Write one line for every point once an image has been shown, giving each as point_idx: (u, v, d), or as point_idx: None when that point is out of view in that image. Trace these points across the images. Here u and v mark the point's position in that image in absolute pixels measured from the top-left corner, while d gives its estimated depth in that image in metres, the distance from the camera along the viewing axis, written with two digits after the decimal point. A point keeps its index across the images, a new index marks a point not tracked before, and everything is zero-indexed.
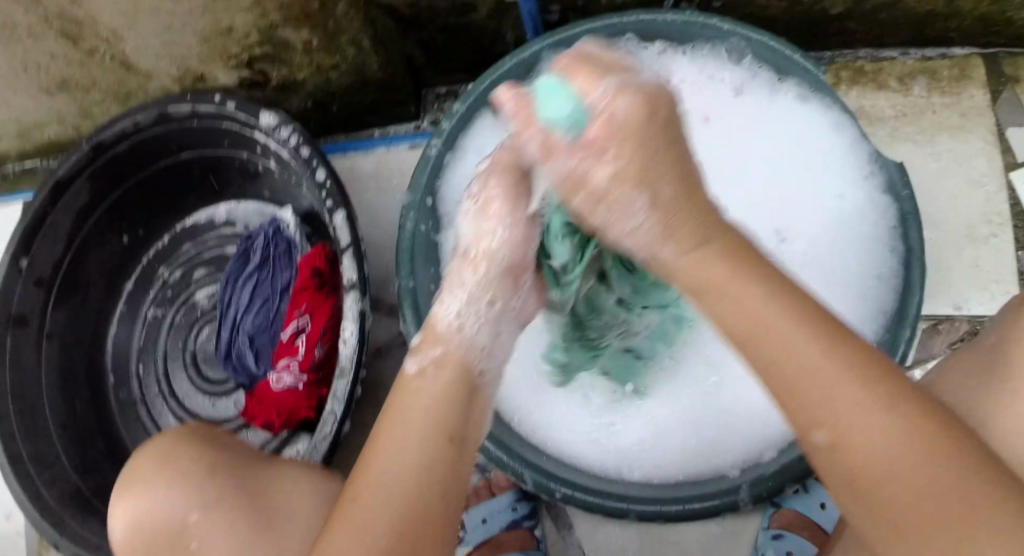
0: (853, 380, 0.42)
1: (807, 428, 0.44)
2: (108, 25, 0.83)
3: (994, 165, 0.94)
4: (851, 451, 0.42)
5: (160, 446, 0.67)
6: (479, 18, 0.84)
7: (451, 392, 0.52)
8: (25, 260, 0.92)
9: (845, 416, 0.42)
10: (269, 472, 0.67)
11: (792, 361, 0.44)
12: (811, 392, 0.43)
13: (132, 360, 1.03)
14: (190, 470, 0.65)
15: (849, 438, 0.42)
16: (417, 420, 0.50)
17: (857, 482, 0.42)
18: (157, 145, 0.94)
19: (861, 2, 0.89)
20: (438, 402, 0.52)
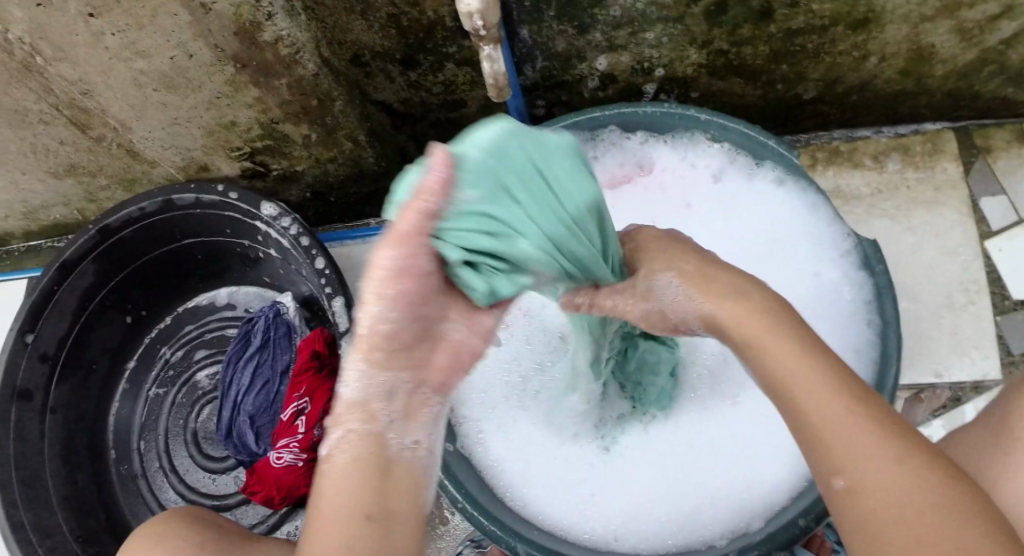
0: (869, 421, 0.45)
1: (831, 471, 0.44)
2: (116, 116, 0.87)
3: (968, 234, 0.97)
4: (873, 501, 0.42)
5: (157, 525, 0.67)
6: (471, 112, 0.90)
7: (365, 475, 0.50)
8: (31, 335, 0.94)
9: (860, 462, 0.43)
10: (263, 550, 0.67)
11: (806, 394, 0.47)
12: (818, 415, 0.46)
13: (134, 436, 1.05)
14: (180, 548, 0.65)
15: (871, 487, 0.42)
16: (339, 500, 0.48)
17: (871, 523, 0.42)
18: (161, 230, 0.98)
19: (833, 86, 0.94)
20: (360, 480, 0.49)
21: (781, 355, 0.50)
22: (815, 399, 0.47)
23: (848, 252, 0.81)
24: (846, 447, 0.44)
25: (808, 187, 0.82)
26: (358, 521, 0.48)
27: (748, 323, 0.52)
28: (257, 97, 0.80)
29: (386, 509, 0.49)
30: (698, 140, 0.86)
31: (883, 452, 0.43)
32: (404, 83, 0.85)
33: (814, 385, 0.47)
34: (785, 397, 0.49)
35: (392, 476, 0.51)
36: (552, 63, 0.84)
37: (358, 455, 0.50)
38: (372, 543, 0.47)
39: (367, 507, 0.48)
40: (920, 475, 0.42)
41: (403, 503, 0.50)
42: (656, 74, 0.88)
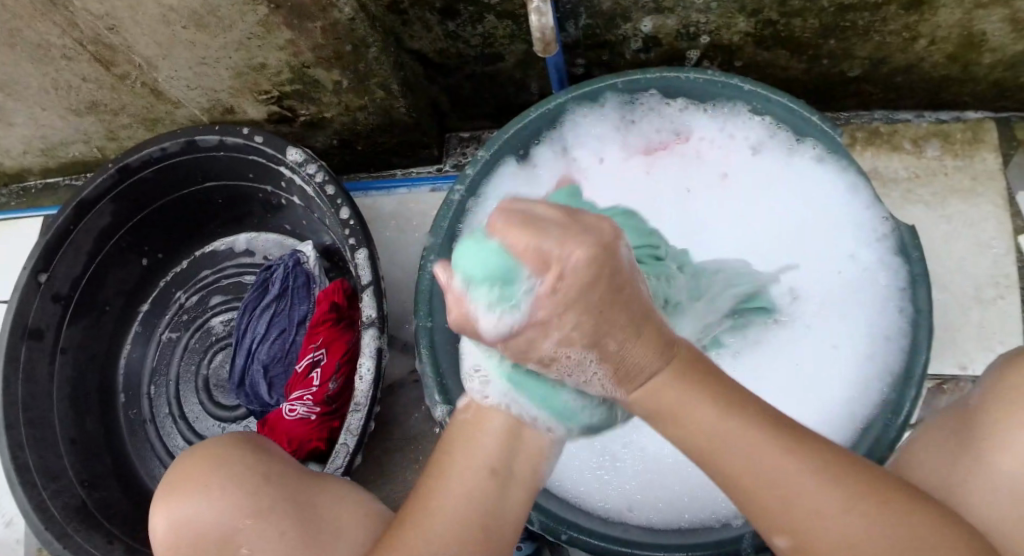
0: (801, 467, 0.46)
1: (771, 530, 0.47)
2: (142, 54, 0.85)
3: (1002, 227, 0.95)
4: (812, 542, 0.45)
5: (209, 449, 0.64)
6: (506, 67, 0.88)
7: (506, 438, 0.53)
8: (44, 275, 0.93)
9: (801, 520, 0.45)
10: (318, 490, 0.64)
11: (747, 471, 0.46)
12: (735, 473, 0.46)
13: (145, 381, 1.04)
14: (242, 476, 0.62)
15: (810, 535, 0.45)
16: (458, 458, 0.52)
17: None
18: (182, 172, 0.96)
19: (878, 66, 0.92)
20: (496, 452, 0.53)
21: (711, 431, 0.47)
22: (735, 459, 0.46)
23: (884, 236, 0.79)
24: (765, 482, 0.46)
25: (849, 166, 0.80)
26: (487, 478, 0.51)
27: (664, 394, 0.49)
28: (289, 40, 0.78)
29: (511, 472, 0.53)
30: (739, 111, 0.84)
31: (801, 480, 0.45)
32: (441, 33, 0.82)
33: (715, 430, 0.47)
34: (716, 469, 0.47)
35: (523, 440, 0.54)
36: (595, 21, 0.81)
37: (499, 423, 0.54)
38: (498, 501, 0.51)
39: (495, 463, 0.52)
40: (845, 497, 0.45)
41: (523, 464, 0.54)
42: (702, 40, 0.85)
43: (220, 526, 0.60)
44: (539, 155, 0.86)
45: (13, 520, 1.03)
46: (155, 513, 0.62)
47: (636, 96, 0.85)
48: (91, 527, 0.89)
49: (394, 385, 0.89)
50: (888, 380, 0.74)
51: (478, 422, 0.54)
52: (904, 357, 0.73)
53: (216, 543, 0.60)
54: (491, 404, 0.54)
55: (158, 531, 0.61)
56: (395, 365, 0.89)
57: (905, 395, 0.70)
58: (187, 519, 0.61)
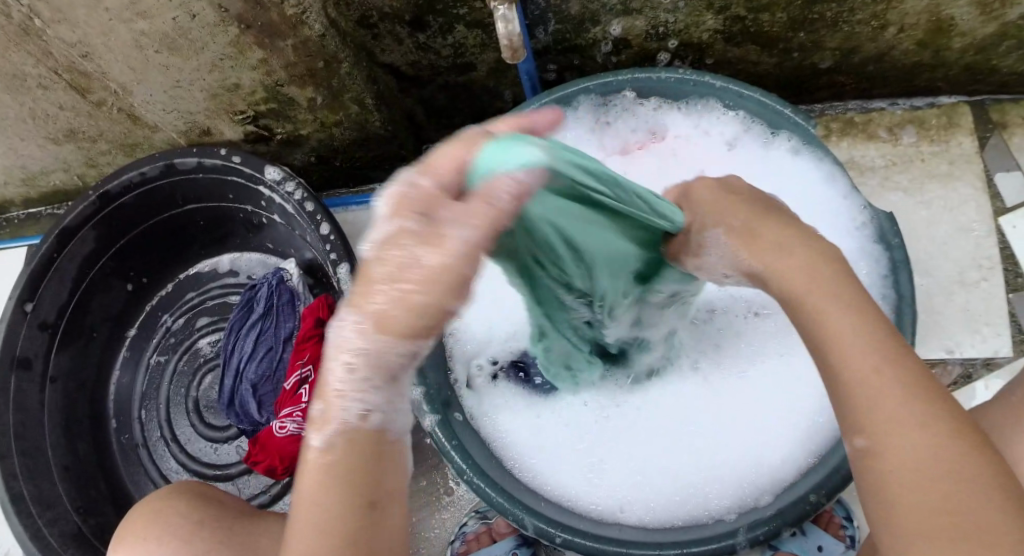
0: (907, 398, 0.46)
1: (851, 432, 0.47)
2: (117, 80, 0.85)
3: (982, 210, 0.96)
4: (885, 459, 0.45)
5: (150, 503, 0.70)
6: (480, 75, 0.88)
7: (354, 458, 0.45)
8: (29, 304, 0.93)
9: (894, 430, 0.45)
10: (258, 529, 0.69)
11: (858, 382, 0.47)
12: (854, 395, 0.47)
13: (135, 406, 1.04)
14: (178, 526, 0.67)
15: (890, 451, 0.45)
16: (322, 497, 0.45)
17: (891, 486, 0.44)
18: (163, 196, 0.96)
19: (850, 56, 0.92)
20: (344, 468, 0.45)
21: (845, 319, 0.50)
22: (849, 349, 0.48)
23: (862, 224, 0.80)
24: (873, 401, 0.46)
25: (824, 157, 0.81)
26: (350, 516, 0.45)
27: (797, 277, 0.52)
28: (262, 59, 0.79)
29: (383, 492, 0.46)
30: (713, 107, 0.84)
31: (917, 422, 0.45)
32: (413, 45, 0.83)
33: (853, 343, 0.48)
34: (822, 361, 0.50)
35: (386, 459, 0.47)
36: (564, 26, 0.82)
37: (343, 447, 0.45)
38: (370, 534, 0.46)
39: (374, 492, 0.46)
40: (943, 445, 0.44)
41: (394, 486, 0.47)
42: (671, 40, 0.85)
43: None
44: None
45: (11, 551, 1.03)
46: None
47: (612, 97, 0.85)
48: None
49: None
50: None
51: (341, 444, 0.45)
52: None
53: None
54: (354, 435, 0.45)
55: None
56: None
57: None
58: None
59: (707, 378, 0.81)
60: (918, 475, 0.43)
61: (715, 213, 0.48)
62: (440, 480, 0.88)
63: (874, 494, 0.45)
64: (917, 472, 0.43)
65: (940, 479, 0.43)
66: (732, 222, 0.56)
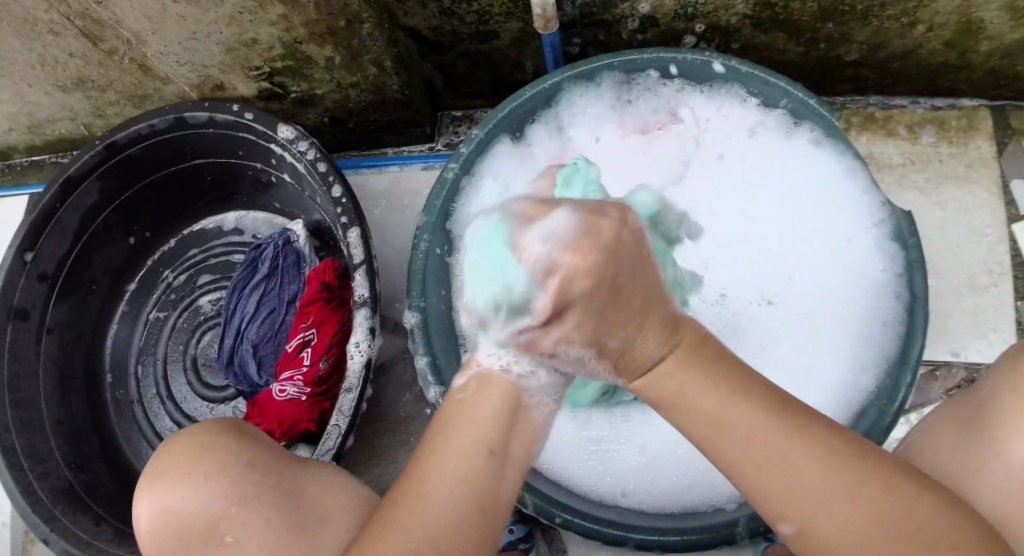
0: (795, 439, 0.46)
1: (772, 520, 0.46)
2: (131, 28, 0.83)
3: (996, 215, 0.95)
4: (813, 540, 0.45)
5: (200, 436, 0.61)
6: (501, 46, 0.87)
7: (500, 414, 0.51)
8: (30, 254, 0.92)
9: (806, 507, 0.44)
10: (312, 480, 0.62)
11: (753, 455, 0.46)
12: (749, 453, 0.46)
13: (131, 361, 1.02)
14: (232, 462, 0.59)
15: (810, 530, 0.45)
16: (468, 432, 0.50)
17: (815, 539, 0.45)
18: (170, 149, 0.95)
19: (875, 51, 0.91)
20: (498, 420, 0.51)
21: (706, 416, 0.47)
22: (735, 439, 0.46)
23: (882, 221, 0.78)
24: (790, 488, 0.45)
25: (847, 150, 0.79)
26: (481, 455, 0.49)
27: (670, 386, 0.49)
28: (282, 15, 0.77)
29: (508, 451, 0.51)
30: (736, 92, 0.83)
31: (807, 459, 0.45)
32: (436, 9, 0.81)
33: (742, 436, 0.46)
34: (703, 444, 0.48)
35: (518, 422, 0.52)
36: (592, 0, 0.80)
37: (497, 399, 0.52)
38: (499, 480, 0.50)
39: (492, 443, 0.50)
40: (851, 494, 0.44)
41: (525, 445, 0.52)
42: (699, 22, 0.84)
43: (208, 516, 0.58)
44: (534, 136, 0.84)
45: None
46: (141, 501, 0.59)
47: (636, 76, 0.83)
48: (78, 510, 0.87)
49: (384, 365, 0.88)
50: (882, 366, 0.73)
51: (478, 388, 0.53)
52: (897, 343, 0.72)
53: (203, 536, 0.58)
54: (490, 379, 0.53)
55: (143, 521, 0.59)
56: (386, 347, 0.88)
57: (899, 382, 0.70)
58: (174, 507, 0.58)
59: None
60: (842, 539, 0.44)
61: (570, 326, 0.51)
62: None
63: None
64: (850, 534, 0.44)
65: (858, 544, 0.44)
66: (578, 294, 0.47)
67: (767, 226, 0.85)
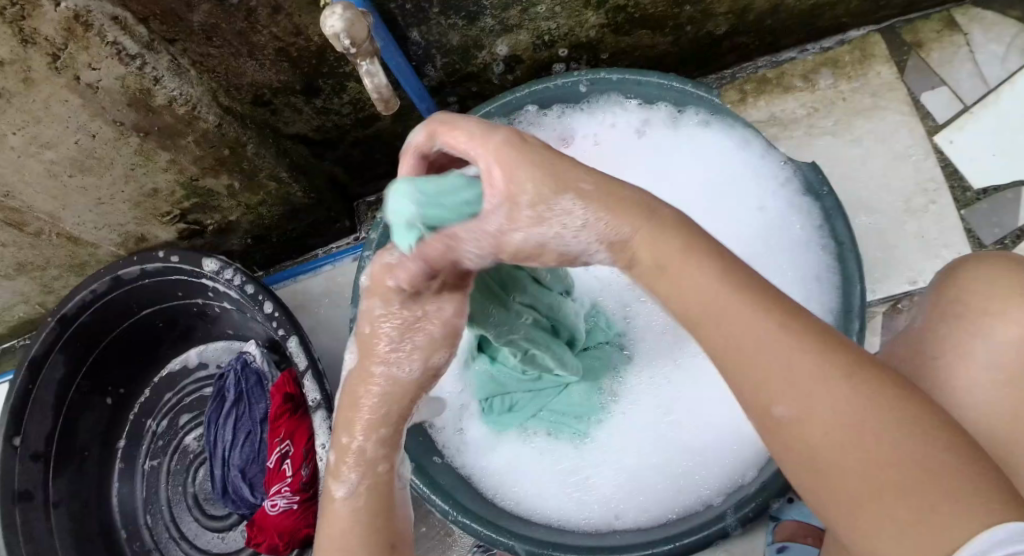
0: (843, 385, 0.38)
1: (761, 403, 0.40)
2: (43, 209, 0.87)
3: (915, 133, 0.96)
4: (802, 435, 0.39)
5: None
6: (385, 124, 0.89)
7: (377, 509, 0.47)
8: (17, 438, 0.95)
9: (820, 427, 0.38)
10: None
11: (809, 425, 0.39)
12: (795, 435, 0.39)
13: (140, 512, 1.05)
14: None
15: (805, 425, 0.39)
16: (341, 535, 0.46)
17: (796, 446, 0.39)
18: (118, 307, 0.98)
19: (744, 17, 0.92)
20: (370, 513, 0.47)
21: (740, 335, 0.40)
22: (728, 320, 0.41)
23: (787, 179, 0.80)
24: (794, 385, 0.39)
25: (735, 123, 0.81)
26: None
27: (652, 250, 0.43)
28: (170, 160, 0.81)
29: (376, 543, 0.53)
30: (615, 99, 0.84)
31: (820, 372, 0.39)
32: (312, 111, 0.85)
33: (763, 344, 0.40)
34: (678, 307, 0.43)
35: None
36: (451, 58, 0.82)
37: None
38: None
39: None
40: (856, 393, 0.38)
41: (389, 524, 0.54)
42: (560, 46, 0.86)
43: None
44: None
45: None
46: None
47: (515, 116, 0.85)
48: None
49: None
50: (828, 316, 0.75)
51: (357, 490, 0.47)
52: (839, 290, 0.74)
53: None
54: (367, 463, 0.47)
55: None
56: None
57: (849, 330, 0.71)
58: None
59: (675, 376, 0.81)
60: (837, 430, 0.38)
61: (563, 206, 0.42)
62: (437, 523, 0.89)
63: (807, 478, 0.39)
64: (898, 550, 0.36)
65: (850, 428, 0.38)
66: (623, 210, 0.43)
67: None
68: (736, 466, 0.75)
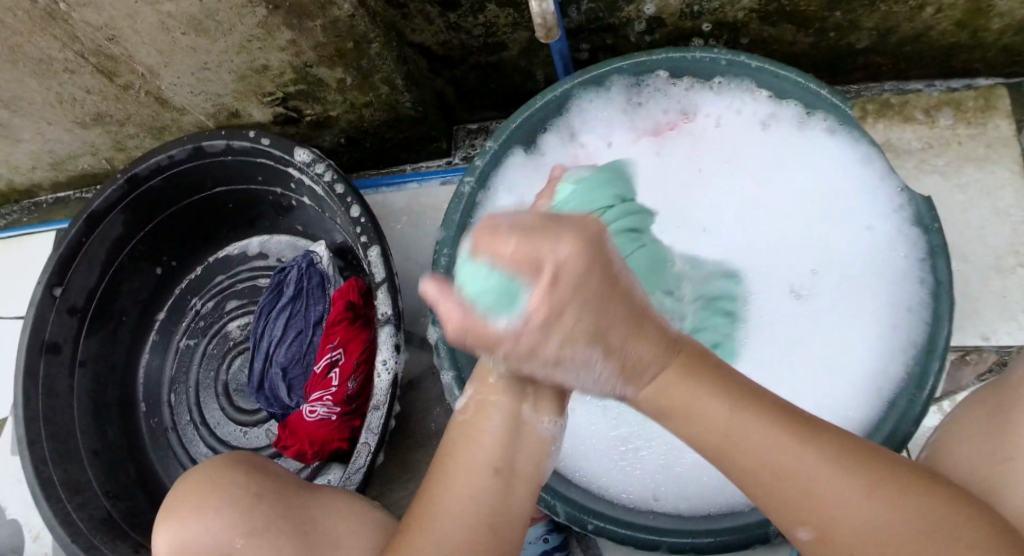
0: (868, 495, 0.45)
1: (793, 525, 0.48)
2: (144, 62, 0.85)
3: (1020, 194, 0.94)
4: (838, 539, 0.46)
5: (205, 472, 0.63)
6: (510, 55, 0.88)
7: (502, 438, 0.52)
8: (58, 288, 0.93)
9: (824, 500, 0.46)
10: (314, 501, 0.63)
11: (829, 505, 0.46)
12: (835, 537, 0.46)
13: (164, 390, 1.04)
14: (237, 495, 0.60)
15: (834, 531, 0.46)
16: (465, 485, 0.50)
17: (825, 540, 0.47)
18: (192, 179, 0.96)
19: (886, 36, 0.90)
20: (499, 440, 0.52)
21: (765, 449, 0.47)
22: (705, 407, 0.48)
23: (902, 207, 0.77)
24: (826, 486, 0.46)
25: (861, 138, 0.79)
26: (488, 476, 0.50)
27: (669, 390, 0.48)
28: (290, 40, 0.79)
29: (512, 468, 0.51)
30: (747, 87, 0.82)
31: (841, 485, 0.46)
32: (443, 24, 0.83)
33: (747, 438, 0.47)
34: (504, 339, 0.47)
35: (523, 433, 0.53)
36: (597, 5, 0.81)
37: (499, 421, 0.53)
38: (506, 493, 0.51)
39: (497, 461, 0.51)
40: (871, 499, 0.45)
41: (521, 459, 0.52)
42: (705, 19, 0.84)
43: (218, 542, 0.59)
44: (547, 145, 0.85)
45: (40, 533, 1.00)
46: (163, 527, 0.61)
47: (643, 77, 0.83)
48: (117, 538, 0.90)
49: (413, 381, 0.89)
50: (910, 353, 0.72)
51: (478, 411, 0.53)
52: (925, 330, 0.71)
53: None
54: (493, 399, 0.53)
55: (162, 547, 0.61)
56: (413, 362, 0.89)
57: (927, 371, 0.69)
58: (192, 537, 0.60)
59: (750, 369, 0.79)
60: (853, 519, 0.45)
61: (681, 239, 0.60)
62: None
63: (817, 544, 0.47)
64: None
65: (884, 516, 0.45)
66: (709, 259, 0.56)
67: (777, 215, 0.85)
68: None
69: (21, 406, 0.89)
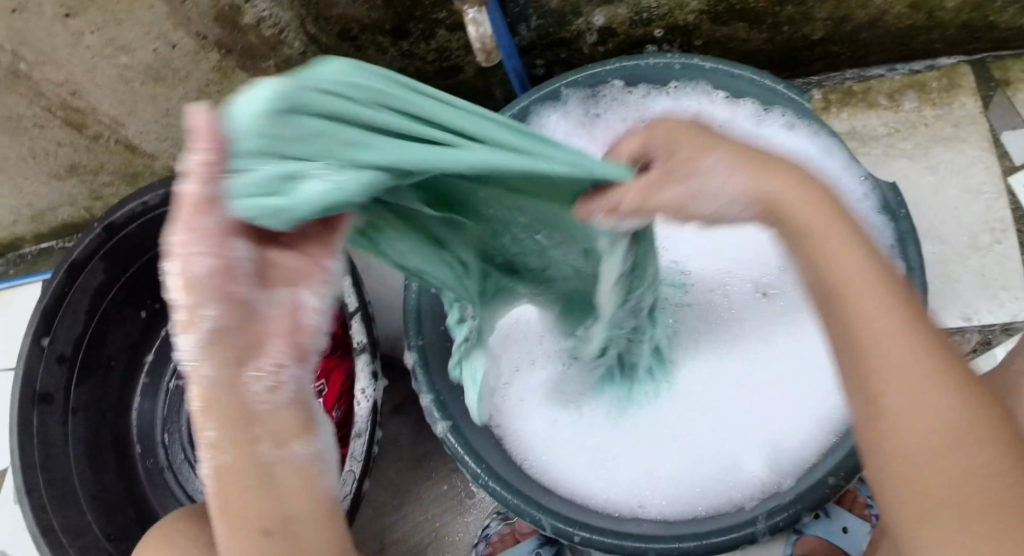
0: (955, 413, 0.40)
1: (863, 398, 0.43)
2: (109, 113, 0.86)
3: (990, 171, 0.94)
4: (896, 437, 0.41)
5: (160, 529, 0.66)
6: (467, 78, 0.89)
7: (262, 479, 0.42)
8: (46, 339, 0.93)
9: (918, 403, 0.41)
10: None
11: (916, 415, 0.41)
12: (900, 462, 0.41)
13: (157, 429, 1.07)
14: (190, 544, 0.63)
15: (909, 427, 0.41)
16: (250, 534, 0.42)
17: (905, 459, 0.41)
18: (168, 222, 0.98)
19: (841, 25, 0.90)
20: (238, 488, 0.42)
21: (884, 325, 0.43)
22: (886, 334, 0.43)
23: (866, 195, 0.78)
24: (918, 396, 0.41)
25: (820, 130, 0.79)
26: (250, 531, 0.42)
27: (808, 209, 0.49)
28: (247, 81, 0.81)
29: (282, 518, 0.43)
30: (702, 89, 0.83)
31: (941, 389, 0.41)
32: (396, 53, 0.83)
33: (896, 356, 0.42)
34: (827, 277, 0.47)
35: (276, 478, 0.43)
36: (546, 21, 0.81)
37: (251, 467, 0.42)
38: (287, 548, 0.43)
39: (266, 517, 0.42)
40: (966, 428, 0.40)
41: (295, 499, 0.44)
42: (656, 25, 0.85)
43: None
44: None
45: None
46: None
47: (600, 90, 0.84)
48: None
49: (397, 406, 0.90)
50: None
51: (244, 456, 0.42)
52: None
53: None
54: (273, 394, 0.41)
55: None
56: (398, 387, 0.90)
57: None
58: None
59: (721, 369, 0.80)
60: (933, 428, 0.40)
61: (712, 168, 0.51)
62: (459, 484, 0.90)
63: (884, 468, 0.42)
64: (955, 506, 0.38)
65: (957, 448, 0.39)
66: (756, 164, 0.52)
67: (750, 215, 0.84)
68: (766, 480, 0.74)
69: (16, 456, 0.89)
